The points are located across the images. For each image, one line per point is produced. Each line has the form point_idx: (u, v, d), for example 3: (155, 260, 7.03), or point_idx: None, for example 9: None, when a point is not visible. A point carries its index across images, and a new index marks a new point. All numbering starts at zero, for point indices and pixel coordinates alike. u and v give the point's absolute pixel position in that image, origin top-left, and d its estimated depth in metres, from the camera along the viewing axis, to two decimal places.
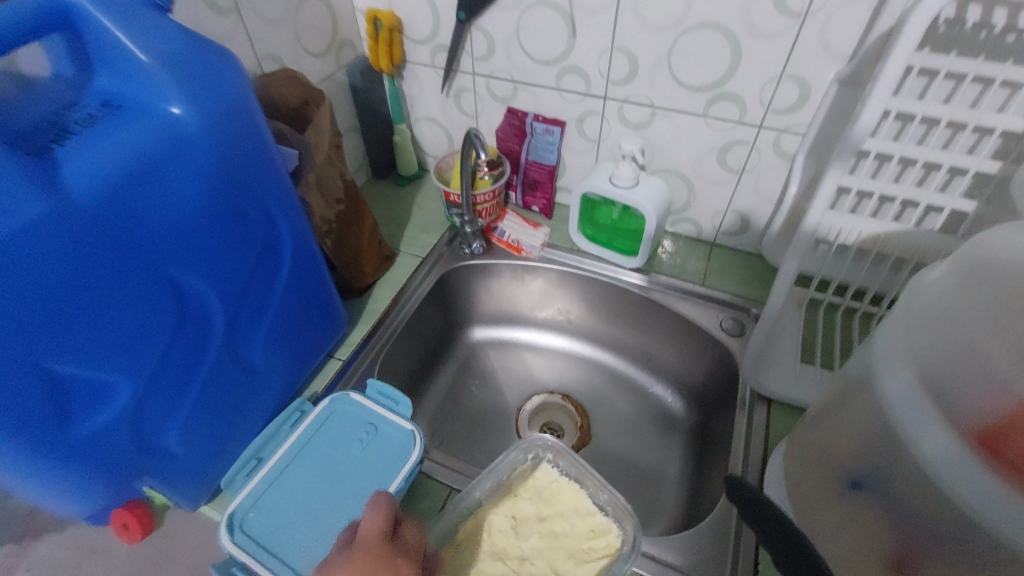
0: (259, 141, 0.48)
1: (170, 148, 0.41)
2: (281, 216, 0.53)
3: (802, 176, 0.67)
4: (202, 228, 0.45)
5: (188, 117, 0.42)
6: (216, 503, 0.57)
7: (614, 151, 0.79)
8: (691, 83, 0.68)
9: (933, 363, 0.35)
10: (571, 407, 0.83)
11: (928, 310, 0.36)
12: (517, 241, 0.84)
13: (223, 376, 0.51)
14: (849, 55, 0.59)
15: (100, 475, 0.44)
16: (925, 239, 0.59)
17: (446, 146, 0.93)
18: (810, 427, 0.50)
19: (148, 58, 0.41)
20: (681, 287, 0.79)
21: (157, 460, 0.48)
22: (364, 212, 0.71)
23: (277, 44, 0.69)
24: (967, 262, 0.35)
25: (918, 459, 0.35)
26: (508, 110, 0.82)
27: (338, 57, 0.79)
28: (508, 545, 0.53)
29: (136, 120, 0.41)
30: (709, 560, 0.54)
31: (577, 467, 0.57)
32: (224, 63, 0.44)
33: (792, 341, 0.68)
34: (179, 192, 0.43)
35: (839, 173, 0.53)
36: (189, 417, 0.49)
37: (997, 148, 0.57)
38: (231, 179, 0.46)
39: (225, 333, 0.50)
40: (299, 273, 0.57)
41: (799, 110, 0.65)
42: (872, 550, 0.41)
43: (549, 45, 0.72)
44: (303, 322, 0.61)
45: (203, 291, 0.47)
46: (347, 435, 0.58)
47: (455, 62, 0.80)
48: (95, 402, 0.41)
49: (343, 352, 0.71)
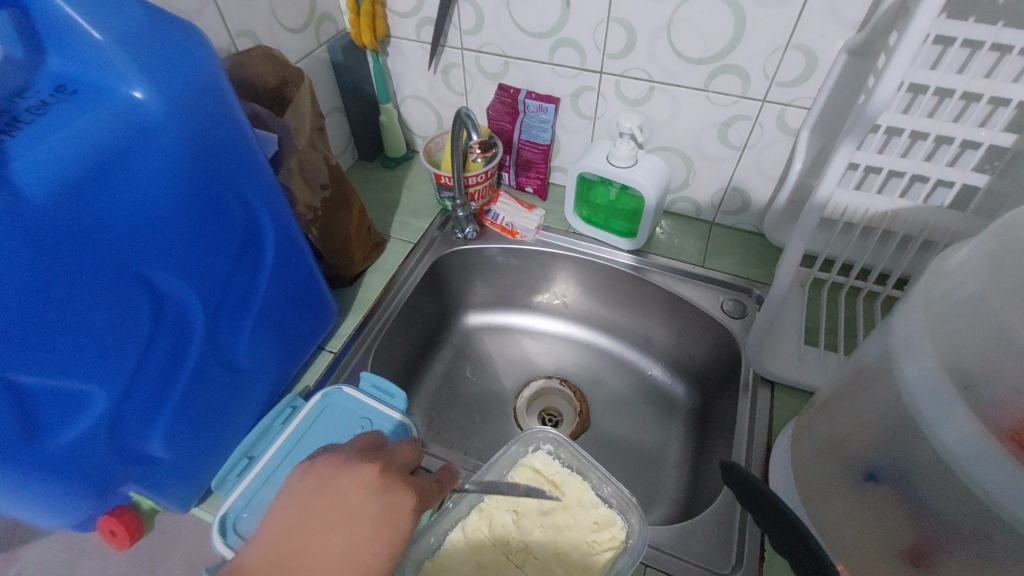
0: (233, 126, 0.44)
1: (134, 136, 0.38)
2: (261, 206, 0.50)
3: (807, 152, 0.64)
4: (175, 222, 0.42)
5: (153, 102, 0.38)
6: (208, 504, 0.55)
7: (610, 129, 0.76)
8: (691, 55, 0.64)
9: (961, 352, 0.33)
10: (570, 392, 0.82)
11: (954, 296, 0.34)
12: (511, 224, 0.82)
13: (208, 376, 0.49)
14: (858, 23, 0.56)
15: (80, 486, 0.42)
16: (935, 215, 0.56)
17: (435, 126, 0.89)
18: (820, 413, 0.49)
19: (103, 37, 0.37)
20: (681, 268, 0.77)
21: (141, 465, 0.46)
22: (352, 198, 0.68)
23: (251, 20, 0.64)
24: (995, 245, 0.33)
25: (939, 451, 0.34)
26: (499, 87, 0.78)
27: (318, 32, 0.75)
28: (511, 539, 0.52)
29: (95, 106, 0.37)
30: (715, 549, 0.52)
31: (578, 459, 0.56)
32: (189, 40, 0.41)
33: (795, 322, 0.66)
34: (147, 184, 0.39)
35: (850, 149, 0.50)
36: (173, 421, 0.47)
37: (1012, 120, 0.55)
38: (204, 169, 0.43)
39: (207, 332, 0.48)
40: (284, 265, 0.55)
41: (804, 82, 0.62)
42: (885, 540, 0.40)
43: (542, 17, 0.68)
44: (290, 316, 0.58)
45: (179, 288, 0.44)
46: (341, 430, 0.56)
47: (442, 36, 0.76)
48: (68, 413, 0.38)
49: (333, 343, 0.69)
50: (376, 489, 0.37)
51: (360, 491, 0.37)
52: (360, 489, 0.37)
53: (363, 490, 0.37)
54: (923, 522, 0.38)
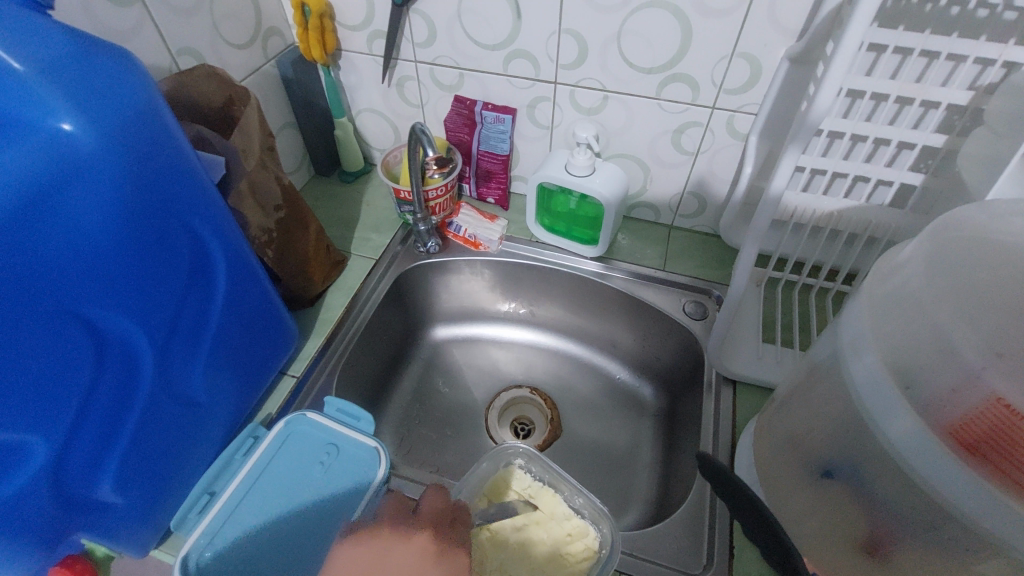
0: (174, 154, 0.43)
1: (64, 170, 0.36)
2: (209, 235, 0.48)
3: (756, 155, 0.66)
4: (118, 258, 0.40)
5: (83, 134, 0.36)
6: (169, 545, 0.52)
7: (567, 138, 0.77)
8: (642, 65, 0.65)
9: (904, 352, 0.35)
10: (541, 399, 0.82)
11: (896, 296, 0.36)
12: (473, 235, 0.81)
13: (160, 414, 0.47)
14: (798, 32, 0.58)
15: (21, 542, 0.39)
16: (876, 213, 0.59)
17: (392, 138, 0.88)
18: (780, 412, 0.50)
19: (22, 66, 0.34)
20: (643, 272, 0.78)
21: (90, 512, 0.43)
22: (308, 217, 0.67)
23: (193, 37, 0.62)
24: (932, 247, 0.35)
25: (888, 447, 0.35)
26: (455, 99, 0.78)
27: (265, 48, 0.73)
28: (485, 555, 0.50)
29: (19, 140, 0.35)
30: (686, 549, 0.53)
31: (550, 472, 0.56)
32: (119, 67, 0.39)
33: (753, 322, 0.68)
34: (81, 220, 0.37)
35: (795, 153, 0.52)
36: (125, 464, 0.44)
37: (942, 122, 0.58)
38: (145, 200, 0.41)
39: (158, 366, 0.45)
40: (238, 293, 0.53)
41: (750, 89, 0.64)
42: (841, 534, 0.42)
43: (494, 29, 0.68)
44: (247, 343, 0.56)
45: (125, 325, 0.42)
46: (308, 459, 0.56)
47: (394, 50, 0.75)
48: (5, 465, 0.36)
49: (296, 367, 0.67)
50: (432, 553, 0.38)
51: (419, 555, 0.37)
52: (417, 555, 0.38)
53: (420, 557, 0.37)
54: (874, 516, 0.39)
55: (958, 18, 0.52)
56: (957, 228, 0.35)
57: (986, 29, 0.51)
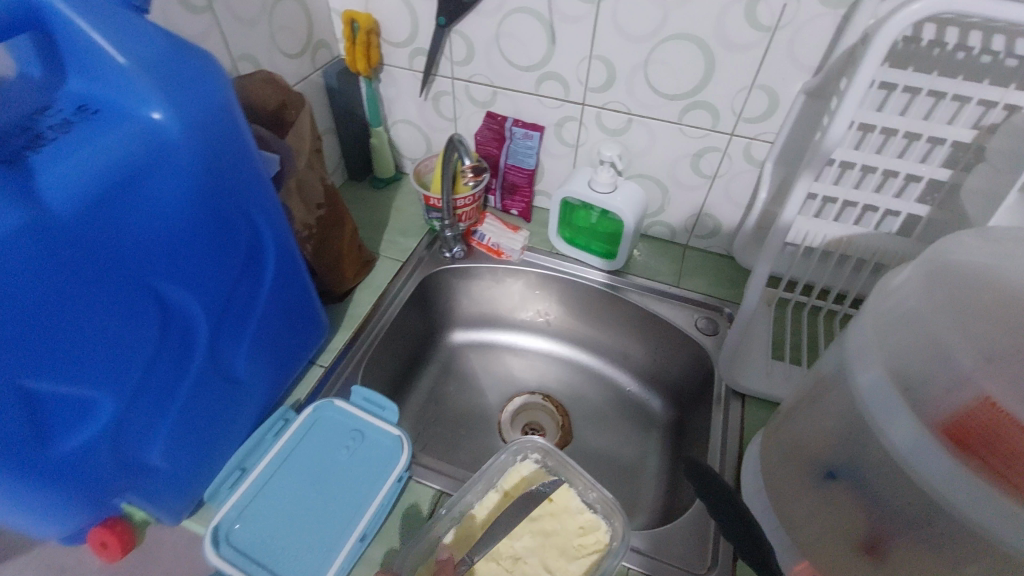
0: (244, 148, 0.46)
1: (153, 154, 0.40)
2: (265, 225, 0.52)
3: (771, 181, 0.70)
4: (187, 238, 0.44)
5: (170, 123, 0.40)
6: (200, 516, 0.55)
7: (591, 156, 0.81)
8: (666, 92, 0.70)
9: (905, 360, 0.37)
10: (552, 406, 0.85)
11: (896, 310, 0.39)
12: (497, 244, 0.85)
13: (207, 389, 0.50)
14: (814, 68, 0.62)
15: (78, 496, 0.42)
16: (883, 242, 0.63)
17: (423, 149, 0.93)
18: (786, 421, 0.53)
19: (127, 62, 0.39)
20: (657, 288, 0.82)
21: (138, 475, 0.46)
22: (345, 216, 0.71)
23: (252, 45, 0.67)
24: (931, 266, 0.38)
25: (888, 448, 0.38)
26: (487, 115, 0.82)
27: (314, 58, 0.78)
28: (501, 545, 0.53)
29: (116, 126, 0.39)
30: (693, 548, 0.55)
31: (565, 466, 0.58)
32: (206, 67, 0.43)
33: (762, 339, 0.71)
34: (162, 201, 0.41)
35: (808, 180, 0.57)
36: (171, 431, 0.48)
37: (948, 158, 0.62)
38: (217, 188, 0.45)
39: (210, 342, 0.49)
40: (282, 282, 0.56)
41: (768, 119, 0.68)
42: (841, 535, 0.44)
43: (529, 52, 0.73)
44: (285, 331, 0.59)
45: (187, 300, 0.45)
46: (333, 443, 0.59)
47: (433, 66, 0.80)
48: (75, 420, 0.39)
49: (324, 358, 0.70)
50: None
51: None
52: None
53: None
54: (872, 516, 0.42)
55: (963, 62, 0.56)
56: (957, 249, 0.38)
57: (989, 74, 0.56)
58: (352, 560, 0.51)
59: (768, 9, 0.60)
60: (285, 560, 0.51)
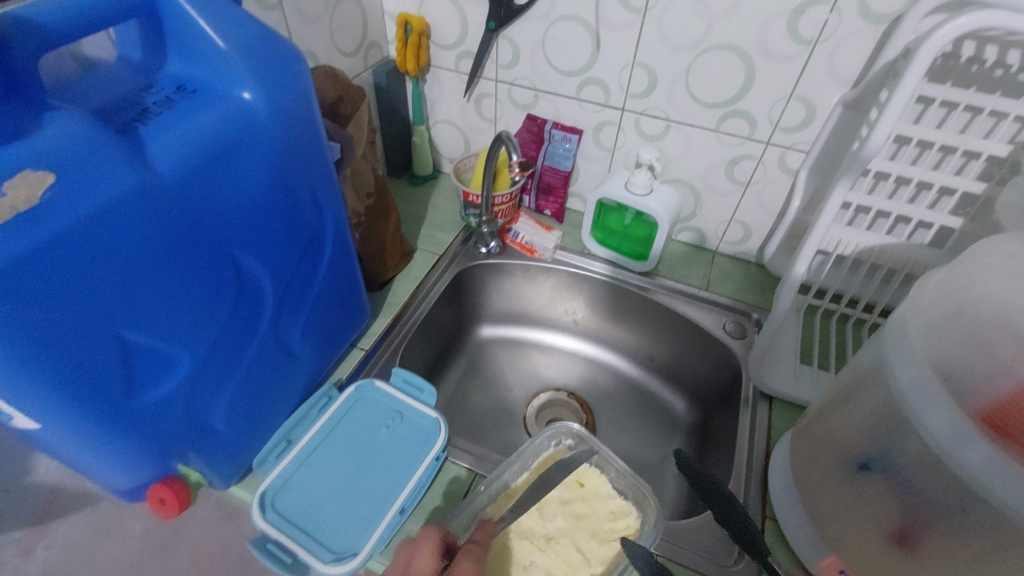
0: (317, 133, 0.50)
1: (242, 132, 0.43)
2: (327, 209, 0.55)
3: (805, 190, 0.72)
4: (264, 214, 0.47)
5: (259, 104, 0.43)
6: (246, 484, 0.58)
7: (627, 160, 0.84)
8: (705, 99, 0.72)
9: (944, 352, 0.39)
10: (577, 404, 0.87)
11: (937, 303, 0.41)
12: (530, 242, 0.88)
13: (265, 359, 0.53)
14: (853, 81, 0.64)
15: (152, 448, 0.45)
16: (915, 251, 0.64)
17: (462, 148, 0.96)
18: (816, 419, 0.54)
19: (227, 48, 0.42)
20: (686, 291, 0.83)
21: (201, 435, 0.49)
22: (391, 207, 0.74)
23: (313, 41, 0.71)
24: (971, 264, 0.40)
25: (926, 437, 0.39)
26: (528, 117, 0.85)
27: (366, 58, 0.82)
28: (534, 525, 0.55)
29: (212, 105, 0.42)
30: (722, 540, 0.57)
31: (597, 454, 0.60)
32: (293, 56, 0.46)
33: (791, 343, 0.72)
34: (246, 175, 0.44)
35: (845, 188, 0.58)
36: (233, 395, 0.50)
37: (983, 172, 0.63)
38: (292, 168, 0.48)
39: (273, 314, 0.52)
40: (337, 264, 0.59)
41: (804, 129, 0.70)
42: (874, 527, 0.45)
43: (573, 57, 0.76)
44: (336, 311, 0.62)
45: (258, 272, 0.48)
46: (374, 421, 0.61)
47: (479, 69, 0.83)
48: (156, 373, 0.42)
49: (364, 342, 0.73)
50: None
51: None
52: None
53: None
54: (908, 508, 0.43)
55: (1001, 79, 0.58)
56: (997, 250, 0.40)
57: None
58: (391, 532, 0.53)
59: (810, 22, 0.62)
60: (328, 527, 0.52)
